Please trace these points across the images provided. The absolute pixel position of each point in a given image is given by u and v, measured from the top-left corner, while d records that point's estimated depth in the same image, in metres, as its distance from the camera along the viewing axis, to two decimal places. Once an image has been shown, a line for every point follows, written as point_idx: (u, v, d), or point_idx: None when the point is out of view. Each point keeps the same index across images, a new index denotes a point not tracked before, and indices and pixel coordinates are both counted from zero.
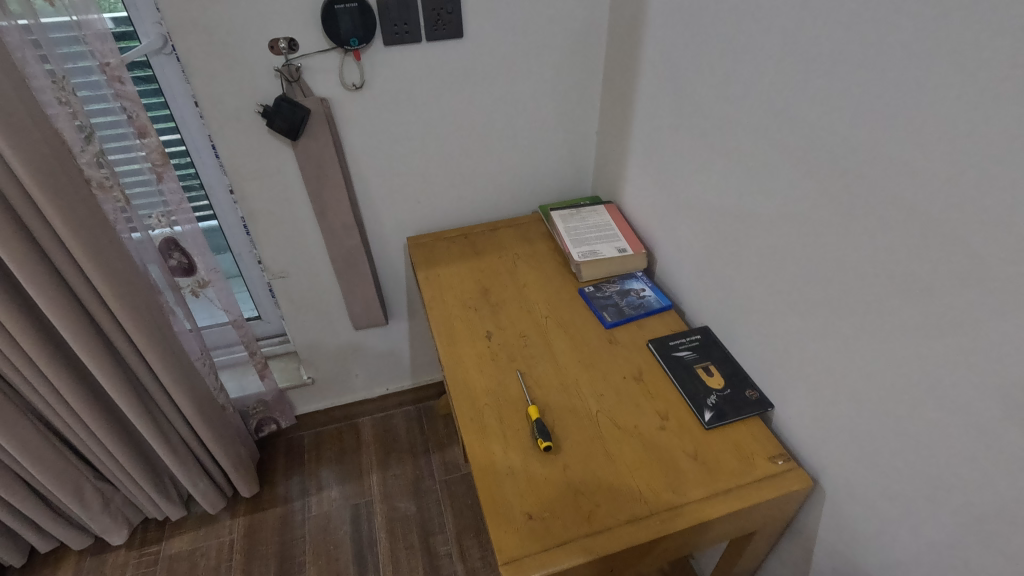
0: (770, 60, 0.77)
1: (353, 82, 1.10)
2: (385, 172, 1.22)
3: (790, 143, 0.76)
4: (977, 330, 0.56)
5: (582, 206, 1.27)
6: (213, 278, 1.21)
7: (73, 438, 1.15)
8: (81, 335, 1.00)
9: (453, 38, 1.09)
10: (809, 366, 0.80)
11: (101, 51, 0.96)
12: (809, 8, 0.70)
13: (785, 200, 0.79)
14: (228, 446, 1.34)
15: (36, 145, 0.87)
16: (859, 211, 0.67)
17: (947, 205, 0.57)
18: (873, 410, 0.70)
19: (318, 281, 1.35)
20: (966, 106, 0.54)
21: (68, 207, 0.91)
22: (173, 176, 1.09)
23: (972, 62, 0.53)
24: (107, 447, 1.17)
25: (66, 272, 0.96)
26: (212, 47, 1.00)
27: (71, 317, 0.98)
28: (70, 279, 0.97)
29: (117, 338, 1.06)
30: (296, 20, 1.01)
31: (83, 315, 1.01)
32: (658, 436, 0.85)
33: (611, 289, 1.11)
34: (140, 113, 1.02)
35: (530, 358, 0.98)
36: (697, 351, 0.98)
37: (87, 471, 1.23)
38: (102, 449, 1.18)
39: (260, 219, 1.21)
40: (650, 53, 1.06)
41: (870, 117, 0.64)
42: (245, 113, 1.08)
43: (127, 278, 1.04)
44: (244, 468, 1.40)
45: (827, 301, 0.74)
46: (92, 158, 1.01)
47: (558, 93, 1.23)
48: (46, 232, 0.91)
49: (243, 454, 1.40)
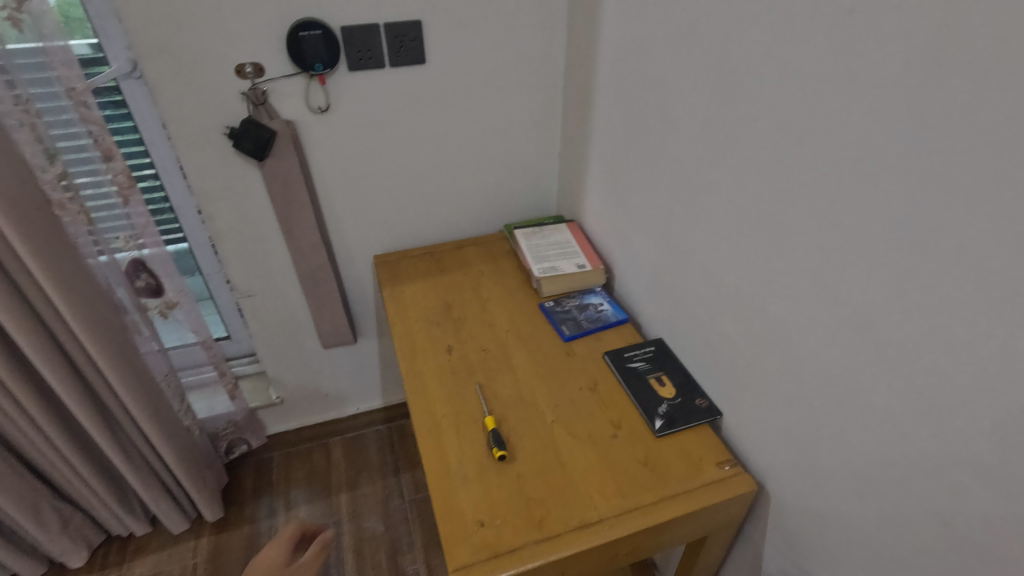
0: (705, 96, 0.84)
1: (318, 104, 1.13)
2: (352, 191, 1.26)
3: (723, 173, 0.82)
4: (886, 348, 0.62)
5: (545, 225, 1.33)
6: (182, 299, 1.24)
7: (30, 453, 1.16)
8: (47, 356, 1.02)
9: (415, 63, 1.14)
10: (747, 379, 0.85)
11: (67, 76, 0.96)
12: (730, 54, 0.77)
13: (722, 226, 0.85)
14: (192, 469, 1.36)
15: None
16: (788, 235, 0.72)
17: (859, 233, 0.62)
18: (801, 419, 0.76)
19: (289, 301, 1.38)
20: (869, 146, 0.59)
21: (29, 228, 0.93)
22: (139, 201, 1.10)
23: (875, 105, 0.58)
24: (71, 463, 1.18)
25: (28, 292, 0.98)
26: (178, 70, 1.02)
27: (38, 338, 1.00)
28: (36, 304, 0.99)
29: (79, 358, 1.08)
30: (262, 46, 1.04)
31: (46, 335, 1.03)
32: (610, 444, 0.88)
33: (570, 303, 1.16)
34: (106, 137, 1.03)
35: (489, 370, 1.02)
36: (650, 362, 1.01)
37: (45, 491, 1.24)
38: (63, 463, 1.19)
39: (228, 238, 1.24)
40: (604, 83, 1.11)
41: (794, 151, 0.69)
42: (211, 135, 1.10)
43: (92, 302, 1.07)
44: (206, 491, 1.41)
45: (762, 321, 0.80)
46: (54, 179, 1.00)
47: (519, 116, 1.29)
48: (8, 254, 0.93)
49: (207, 478, 1.43)
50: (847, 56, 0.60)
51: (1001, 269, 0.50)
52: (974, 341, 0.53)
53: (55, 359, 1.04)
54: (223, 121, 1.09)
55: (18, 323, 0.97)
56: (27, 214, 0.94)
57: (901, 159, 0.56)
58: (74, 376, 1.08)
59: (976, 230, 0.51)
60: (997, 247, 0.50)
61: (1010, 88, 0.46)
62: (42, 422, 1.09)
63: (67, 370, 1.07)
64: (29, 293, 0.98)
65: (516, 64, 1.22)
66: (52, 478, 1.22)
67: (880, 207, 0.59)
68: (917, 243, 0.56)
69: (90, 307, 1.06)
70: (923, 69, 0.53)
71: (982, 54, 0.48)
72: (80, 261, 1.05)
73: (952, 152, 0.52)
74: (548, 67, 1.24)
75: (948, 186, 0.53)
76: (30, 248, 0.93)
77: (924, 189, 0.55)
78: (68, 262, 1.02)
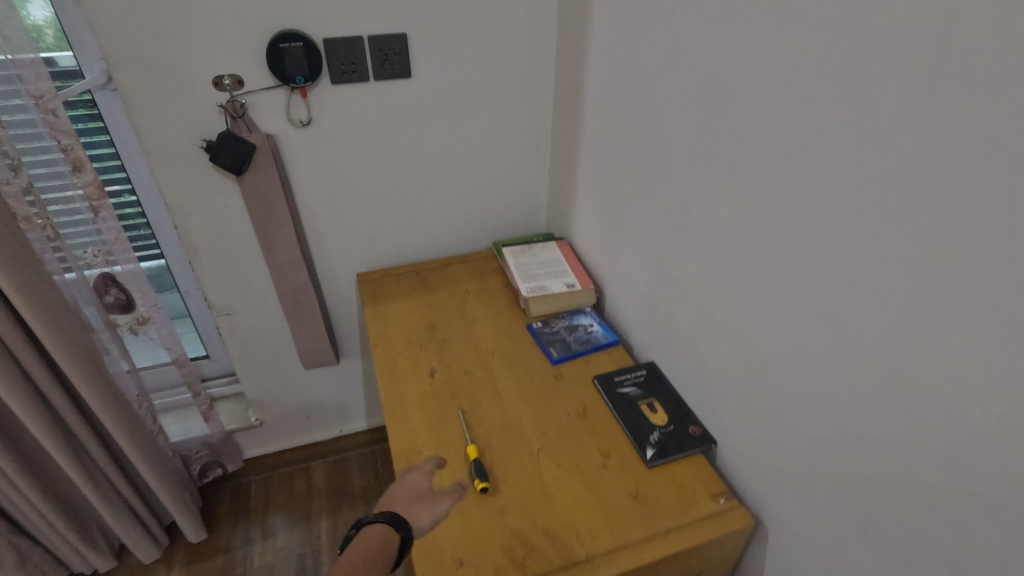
0: (695, 111, 0.80)
1: (300, 118, 1.09)
2: (335, 207, 1.22)
3: (714, 191, 0.79)
4: (888, 378, 0.58)
5: (534, 242, 1.29)
6: (154, 314, 1.19)
7: None
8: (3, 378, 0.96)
9: (400, 77, 1.11)
10: (742, 406, 0.81)
11: (35, 86, 0.93)
12: (721, 69, 0.74)
13: (715, 245, 0.81)
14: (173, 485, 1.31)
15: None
16: (781, 255, 0.69)
17: (856, 256, 0.59)
18: (799, 451, 0.72)
19: (268, 319, 1.33)
20: (869, 162, 0.56)
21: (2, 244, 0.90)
22: (110, 212, 1.06)
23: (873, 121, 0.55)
24: (26, 493, 1.10)
25: None
26: (153, 81, 0.99)
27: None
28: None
29: (43, 381, 1.02)
30: (240, 57, 1.01)
31: (7, 358, 0.97)
32: (599, 475, 0.83)
33: (559, 324, 1.12)
34: (76, 147, 0.98)
35: (473, 395, 0.97)
36: (642, 386, 0.97)
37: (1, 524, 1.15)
38: (18, 494, 1.11)
39: (205, 254, 1.20)
40: (594, 98, 1.08)
41: (788, 168, 0.65)
42: (187, 148, 1.06)
43: (65, 318, 1.02)
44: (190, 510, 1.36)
45: (757, 346, 0.76)
46: (19, 191, 0.97)
47: (508, 131, 1.26)
48: None
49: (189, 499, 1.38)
50: (842, 69, 0.57)
51: (1011, 295, 0.46)
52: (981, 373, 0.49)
53: (17, 382, 0.99)
54: (199, 134, 1.05)
55: None
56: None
57: (901, 177, 0.53)
58: (37, 400, 1.03)
59: (979, 255, 0.47)
60: (1003, 272, 0.46)
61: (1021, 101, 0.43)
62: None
63: (27, 392, 1.01)
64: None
65: (505, 79, 1.19)
66: (9, 509, 1.14)
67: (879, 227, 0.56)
68: (918, 266, 0.53)
69: (62, 322, 1.01)
70: (923, 83, 0.49)
71: (983, 66, 0.45)
72: (49, 276, 1.00)
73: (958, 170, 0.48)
74: (537, 82, 1.22)
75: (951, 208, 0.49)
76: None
77: (924, 210, 0.51)
78: (38, 277, 0.97)
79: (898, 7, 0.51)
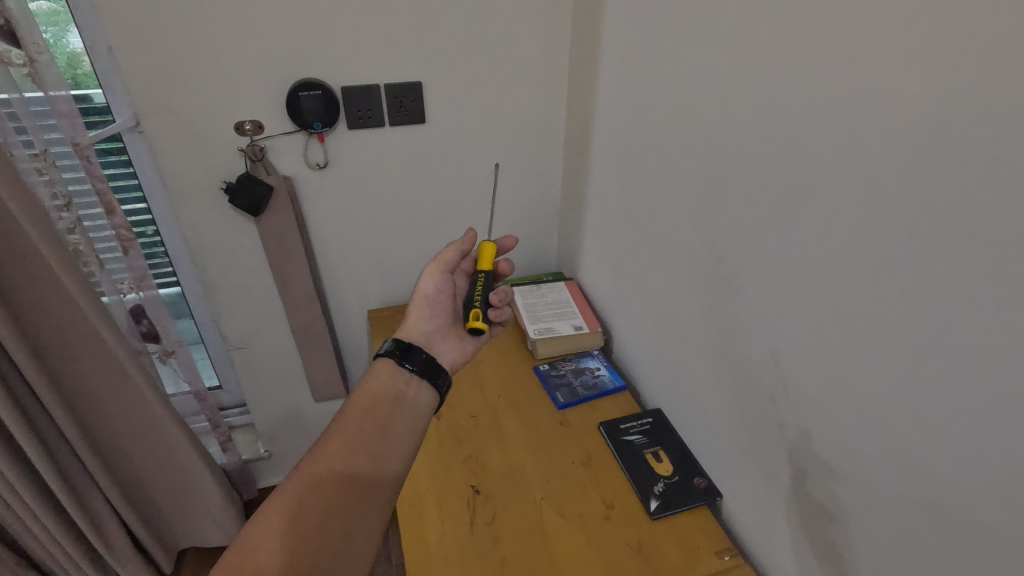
0: (695, 167, 0.82)
1: (317, 161, 1.13)
2: (347, 245, 1.25)
3: (715, 245, 0.79)
4: (886, 445, 0.56)
5: (543, 282, 1.30)
6: (179, 348, 1.23)
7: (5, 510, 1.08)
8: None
9: (414, 122, 1.15)
10: (746, 461, 0.80)
11: (72, 131, 0.97)
12: (718, 130, 0.75)
13: (714, 301, 0.81)
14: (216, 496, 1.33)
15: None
16: (776, 315, 0.69)
17: (850, 319, 0.58)
18: (803, 513, 0.70)
19: (280, 353, 1.35)
20: (860, 229, 0.55)
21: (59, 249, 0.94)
22: (139, 254, 1.11)
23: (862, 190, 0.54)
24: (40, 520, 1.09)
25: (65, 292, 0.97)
26: (177, 127, 1.03)
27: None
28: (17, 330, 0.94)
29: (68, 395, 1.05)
30: (260, 104, 1.05)
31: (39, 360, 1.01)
32: (601, 527, 0.82)
33: (566, 367, 1.13)
34: (108, 190, 1.03)
35: (478, 439, 0.98)
36: (647, 435, 0.96)
37: (9, 558, 1.15)
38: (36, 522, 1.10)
39: (221, 289, 1.23)
40: (601, 145, 1.10)
41: (781, 230, 0.66)
42: (207, 190, 1.10)
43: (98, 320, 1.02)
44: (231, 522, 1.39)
45: (759, 403, 0.75)
46: (69, 224, 1.04)
47: (519, 173, 1.28)
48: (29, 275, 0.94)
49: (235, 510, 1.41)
50: (833, 134, 0.57)
51: (1002, 375, 0.45)
52: (974, 453, 0.48)
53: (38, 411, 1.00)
54: (218, 177, 1.09)
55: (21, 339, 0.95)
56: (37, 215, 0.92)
57: (888, 250, 0.53)
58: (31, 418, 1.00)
59: (967, 328, 0.47)
60: (993, 349, 0.45)
61: (995, 186, 0.43)
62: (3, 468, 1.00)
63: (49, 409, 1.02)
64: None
65: (517, 124, 1.22)
66: (29, 540, 1.14)
67: (867, 294, 0.56)
68: (909, 334, 0.52)
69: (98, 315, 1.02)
70: (917, 156, 0.49)
71: (969, 149, 0.45)
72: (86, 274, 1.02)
73: (942, 242, 0.48)
74: (547, 126, 1.24)
75: (940, 284, 0.49)
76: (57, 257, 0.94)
77: (915, 282, 0.51)
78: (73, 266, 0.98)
79: (880, 86, 0.51)
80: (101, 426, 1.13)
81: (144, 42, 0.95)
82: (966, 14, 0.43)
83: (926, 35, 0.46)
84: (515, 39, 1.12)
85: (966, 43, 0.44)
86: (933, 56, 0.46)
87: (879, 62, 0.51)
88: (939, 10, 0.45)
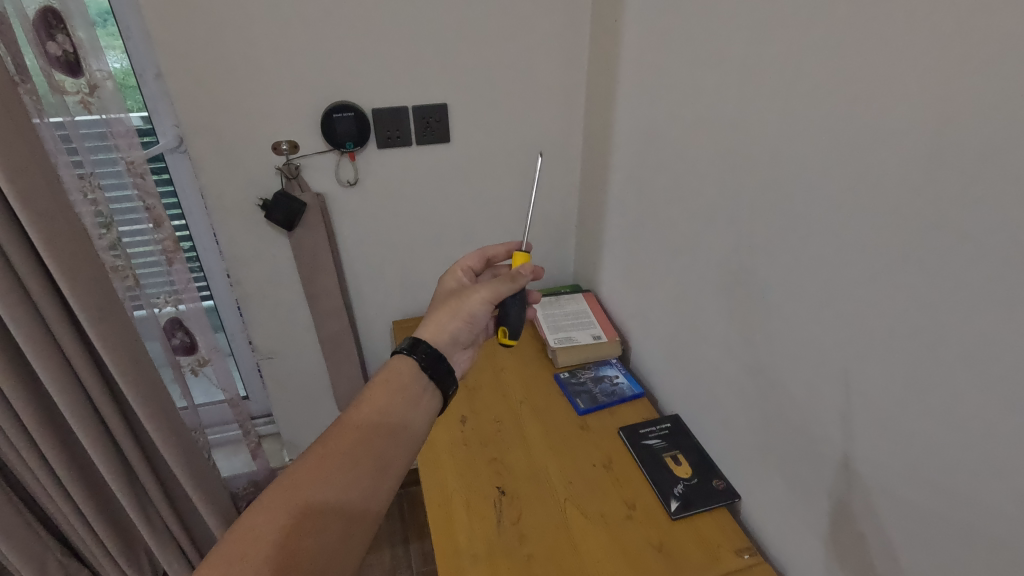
0: (709, 182, 0.86)
1: (348, 178, 1.19)
2: (373, 259, 1.31)
3: (729, 255, 0.84)
4: (899, 440, 0.60)
5: (562, 294, 1.35)
6: (214, 356, 1.28)
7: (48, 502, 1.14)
8: (53, 368, 0.99)
9: (439, 142, 1.21)
10: (765, 461, 0.83)
11: (126, 148, 1.04)
12: (730, 147, 0.80)
13: (729, 308, 0.86)
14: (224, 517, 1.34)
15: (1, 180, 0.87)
16: (790, 320, 0.73)
17: (860, 320, 0.62)
18: (825, 510, 0.73)
19: (309, 363, 1.40)
20: (868, 236, 0.60)
21: (76, 272, 0.96)
22: (182, 263, 1.16)
23: (866, 201, 0.59)
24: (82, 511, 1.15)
25: (53, 321, 0.98)
26: (219, 147, 1.10)
27: (42, 345, 0.97)
28: (59, 339, 1.00)
29: (104, 406, 1.09)
30: (296, 126, 1.12)
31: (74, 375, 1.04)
32: (624, 526, 0.85)
33: (585, 375, 1.16)
34: (156, 204, 1.10)
35: (501, 443, 1.01)
36: (666, 439, 1.00)
37: (55, 548, 1.20)
38: (75, 513, 1.16)
39: (253, 301, 1.28)
40: (618, 162, 1.15)
41: (793, 239, 0.70)
42: (245, 206, 1.17)
43: (99, 333, 1.01)
44: None
45: (775, 404, 0.79)
46: (108, 243, 1.08)
47: (537, 190, 1.34)
48: (45, 300, 0.96)
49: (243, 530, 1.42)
50: (840, 149, 0.61)
51: (1003, 366, 0.49)
52: (983, 443, 0.52)
53: (85, 413, 1.06)
54: (255, 194, 1.16)
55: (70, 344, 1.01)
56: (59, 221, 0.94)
57: (893, 255, 0.57)
58: (85, 406, 1.06)
59: (970, 324, 0.51)
60: (997, 344, 0.49)
61: (992, 192, 0.48)
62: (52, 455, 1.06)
63: (88, 415, 1.07)
64: (41, 305, 0.96)
65: (536, 143, 1.28)
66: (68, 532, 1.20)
67: (876, 295, 0.60)
68: (916, 331, 0.56)
69: (96, 331, 1.01)
70: (920, 168, 0.53)
71: (966, 160, 0.49)
72: (101, 283, 1.03)
73: (942, 247, 0.52)
74: (565, 144, 1.30)
75: (944, 286, 0.53)
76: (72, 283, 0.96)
77: (919, 283, 0.55)
78: (83, 273, 0.99)
79: (882, 105, 0.56)
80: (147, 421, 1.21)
81: (193, 69, 1.02)
82: (961, 41, 0.48)
83: (926, 60, 0.51)
84: (535, 64, 1.19)
85: (962, 66, 0.48)
86: (933, 78, 0.51)
87: (882, 84, 0.56)
88: (936, 37, 0.50)
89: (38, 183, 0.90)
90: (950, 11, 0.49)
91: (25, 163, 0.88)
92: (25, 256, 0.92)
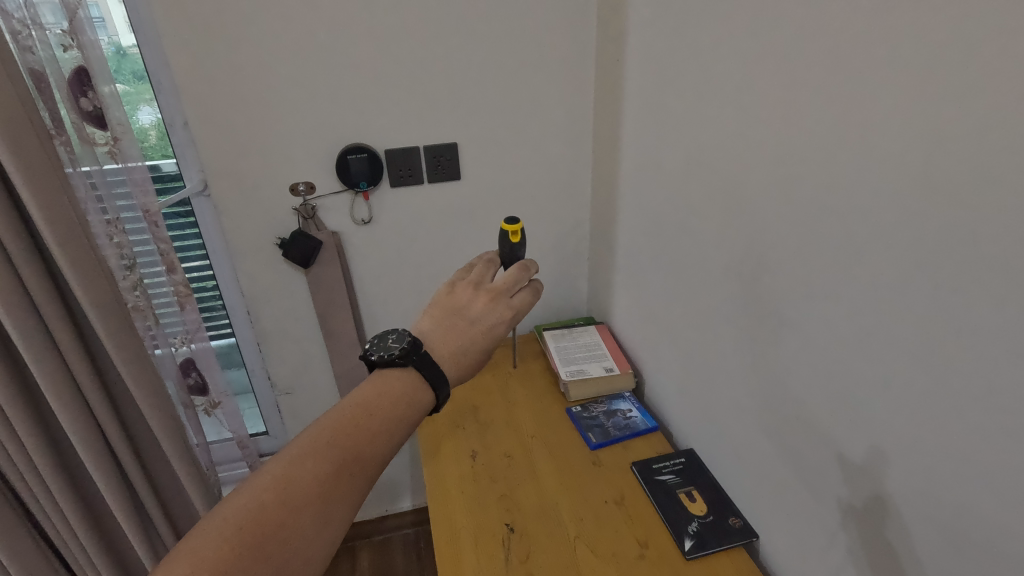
0: (717, 211, 0.87)
1: (363, 217, 1.23)
2: (387, 294, 1.33)
3: (739, 282, 0.83)
4: (915, 471, 0.58)
5: (574, 327, 1.35)
6: (224, 399, 1.32)
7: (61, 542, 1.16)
8: (68, 402, 1.03)
9: (451, 179, 1.24)
10: (784, 495, 0.80)
11: (144, 201, 1.10)
12: (736, 177, 0.81)
13: (740, 336, 0.84)
14: None
15: (17, 227, 0.93)
16: (801, 349, 0.72)
17: (869, 348, 0.61)
18: (847, 546, 0.69)
19: (325, 398, 1.42)
20: (873, 265, 0.59)
21: (105, 307, 1.02)
22: (194, 309, 1.21)
23: (868, 227, 0.59)
24: (91, 548, 1.17)
25: (70, 358, 1.02)
26: (241, 190, 1.15)
27: (62, 379, 1.02)
28: (77, 373, 1.04)
29: (116, 439, 1.12)
30: (313, 168, 1.17)
31: (89, 410, 1.08)
32: (636, 566, 0.82)
33: (598, 409, 1.15)
34: (170, 251, 1.15)
35: (511, 478, 1.00)
36: (681, 475, 0.97)
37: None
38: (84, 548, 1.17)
39: (272, 337, 1.31)
40: (627, 195, 1.17)
41: (803, 266, 0.69)
42: (264, 245, 1.21)
43: (126, 365, 1.07)
44: None
45: (791, 436, 0.76)
46: (131, 283, 1.14)
47: (549, 224, 1.36)
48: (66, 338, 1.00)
49: None
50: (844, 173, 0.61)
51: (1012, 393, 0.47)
52: (996, 474, 0.50)
53: (98, 446, 1.09)
54: (274, 233, 1.20)
55: (89, 378, 1.05)
56: (79, 261, 0.98)
57: (898, 279, 0.56)
58: (100, 438, 1.10)
59: (979, 348, 0.50)
60: (1007, 369, 0.48)
61: (990, 213, 0.47)
62: (56, 484, 1.08)
63: (100, 446, 1.10)
64: (61, 342, 1.00)
65: (547, 177, 1.30)
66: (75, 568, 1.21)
67: (885, 321, 0.59)
68: (926, 358, 0.55)
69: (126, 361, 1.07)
70: (919, 192, 0.53)
71: (960, 185, 0.49)
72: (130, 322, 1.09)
73: (947, 270, 0.52)
74: (574, 178, 1.32)
75: (952, 311, 0.52)
76: (101, 321, 1.02)
77: (928, 307, 0.54)
78: (110, 310, 1.04)
79: (882, 131, 0.56)
80: (156, 452, 1.24)
81: (217, 118, 1.08)
82: (955, 63, 0.48)
83: (920, 87, 0.52)
84: (543, 104, 1.22)
85: (954, 91, 0.49)
86: (929, 101, 0.51)
87: (880, 112, 0.56)
88: (928, 64, 0.51)
89: (75, 226, 0.97)
90: (937, 40, 0.49)
91: (68, 211, 0.96)
92: (47, 294, 0.97)
